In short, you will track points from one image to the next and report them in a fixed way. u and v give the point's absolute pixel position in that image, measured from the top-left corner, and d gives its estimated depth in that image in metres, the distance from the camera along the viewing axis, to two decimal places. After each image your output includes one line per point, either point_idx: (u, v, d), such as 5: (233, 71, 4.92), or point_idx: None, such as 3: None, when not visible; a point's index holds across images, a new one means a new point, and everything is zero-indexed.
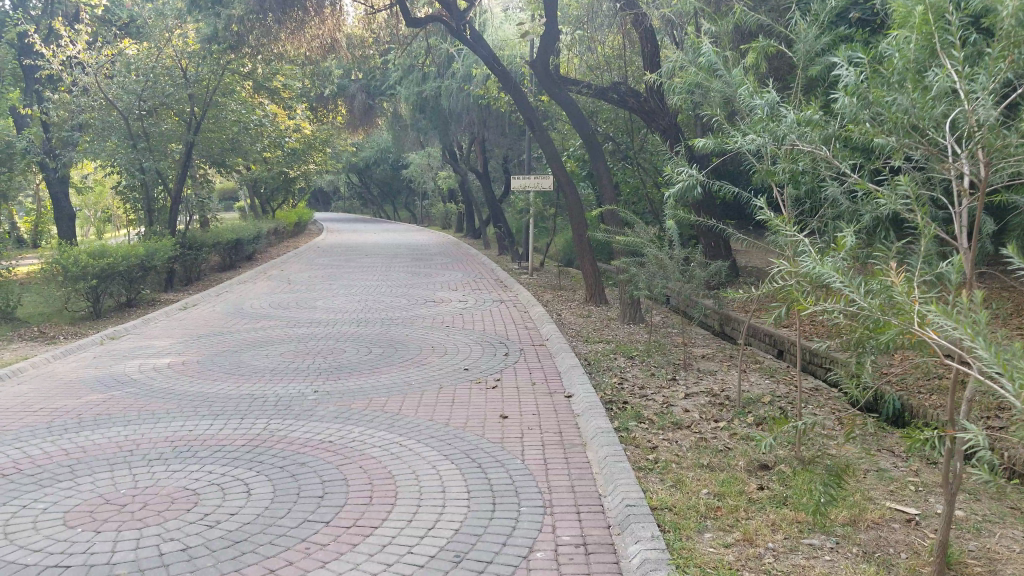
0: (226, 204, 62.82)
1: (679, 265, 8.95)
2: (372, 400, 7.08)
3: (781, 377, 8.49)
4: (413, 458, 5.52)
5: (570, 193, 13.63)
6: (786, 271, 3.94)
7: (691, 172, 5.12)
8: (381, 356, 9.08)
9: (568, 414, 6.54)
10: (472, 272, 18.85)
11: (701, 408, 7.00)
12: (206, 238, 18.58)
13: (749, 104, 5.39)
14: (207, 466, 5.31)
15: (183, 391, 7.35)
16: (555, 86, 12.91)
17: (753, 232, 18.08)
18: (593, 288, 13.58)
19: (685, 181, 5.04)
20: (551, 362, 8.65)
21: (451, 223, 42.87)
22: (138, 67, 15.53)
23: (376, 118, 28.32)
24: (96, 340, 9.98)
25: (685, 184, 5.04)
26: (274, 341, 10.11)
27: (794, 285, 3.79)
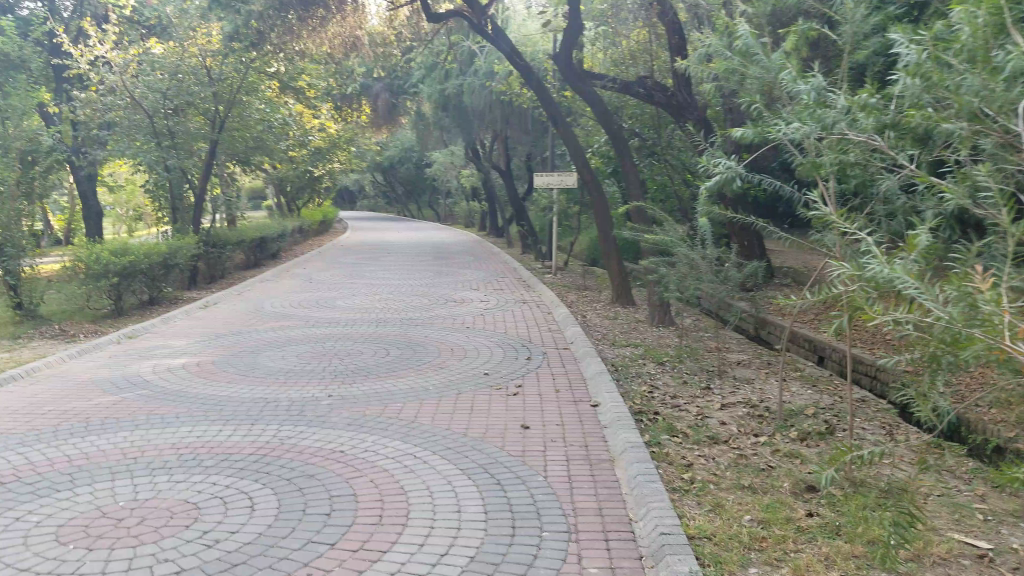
0: (254, 203, 63.16)
1: (712, 265, 8.48)
2: (387, 406, 6.72)
3: (823, 386, 8.03)
4: (427, 472, 5.13)
5: (596, 191, 13.19)
6: (847, 277, 3.54)
7: (729, 166, 4.66)
8: (400, 358, 8.71)
9: (594, 425, 6.13)
10: (495, 272, 18.45)
11: (739, 421, 6.57)
12: (231, 237, 18.34)
13: (792, 90, 4.91)
14: (211, 476, 4.94)
15: (193, 394, 7.01)
16: (579, 80, 12.42)
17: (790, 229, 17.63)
18: (620, 288, 13.14)
19: (721, 175, 4.58)
20: (577, 366, 8.24)
21: (475, 222, 42.60)
22: (161, 65, 15.12)
23: (400, 117, 28.10)
24: (112, 339, 9.70)
25: (722, 179, 4.58)
26: (291, 342, 9.78)
27: (857, 290, 3.38)
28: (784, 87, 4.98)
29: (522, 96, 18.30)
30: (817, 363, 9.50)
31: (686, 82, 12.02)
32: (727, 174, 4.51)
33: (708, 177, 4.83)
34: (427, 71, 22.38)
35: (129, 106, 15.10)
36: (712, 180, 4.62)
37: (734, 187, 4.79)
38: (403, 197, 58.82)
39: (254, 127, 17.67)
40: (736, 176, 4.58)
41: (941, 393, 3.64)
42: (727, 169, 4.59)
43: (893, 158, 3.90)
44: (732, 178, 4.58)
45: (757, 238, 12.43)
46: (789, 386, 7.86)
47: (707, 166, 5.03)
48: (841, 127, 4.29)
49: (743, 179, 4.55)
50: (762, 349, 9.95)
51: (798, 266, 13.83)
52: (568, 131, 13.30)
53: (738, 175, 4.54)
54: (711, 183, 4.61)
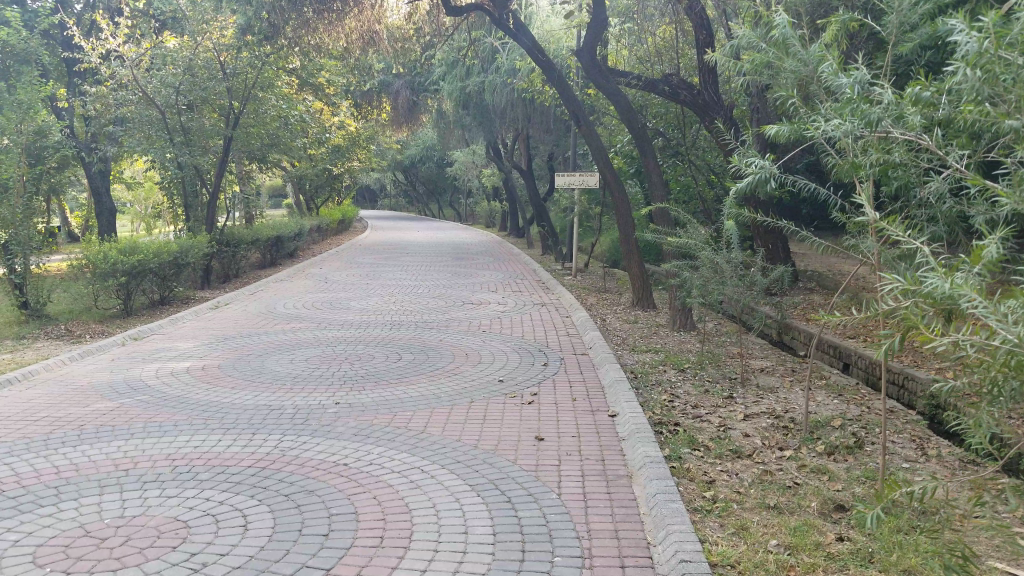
0: (274, 201, 63.42)
1: (737, 268, 8.11)
2: (396, 415, 6.46)
3: (851, 396, 7.61)
4: (433, 488, 4.85)
5: (617, 191, 12.84)
6: (901, 291, 3.19)
7: (760, 166, 4.33)
8: (412, 363, 8.45)
9: (612, 438, 5.82)
10: (514, 273, 18.18)
11: (763, 434, 6.21)
12: (246, 234, 18.22)
13: (832, 84, 4.52)
14: (205, 492, 4.79)
15: (195, 401, 6.90)
16: (603, 77, 12.07)
17: (817, 233, 17.45)
18: (641, 291, 12.80)
19: (752, 176, 4.26)
20: (595, 373, 7.93)
21: (495, 221, 42.28)
22: (174, 60, 15.15)
23: (419, 115, 27.88)
24: (118, 341, 9.63)
25: (751, 181, 4.25)
26: (302, 344, 9.59)
27: (909, 308, 3.05)
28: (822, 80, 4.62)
29: (543, 93, 17.96)
30: (843, 370, 9.16)
31: (711, 80, 11.66)
32: (756, 177, 4.20)
33: (737, 178, 4.51)
34: (447, 68, 22.08)
35: (141, 101, 15.14)
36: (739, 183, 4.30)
37: (765, 190, 4.47)
38: (424, 196, 58.68)
39: (271, 124, 17.53)
40: (768, 177, 4.25)
41: (995, 418, 3.28)
42: (759, 169, 4.27)
43: (942, 157, 3.54)
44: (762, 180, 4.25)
45: (782, 240, 12.05)
46: (815, 396, 7.45)
47: (735, 166, 4.71)
48: (886, 124, 3.93)
49: (776, 181, 4.22)
50: (786, 355, 9.56)
51: (823, 269, 13.43)
52: (590, 131, 12.96)
53: (770, 179, 4.21)
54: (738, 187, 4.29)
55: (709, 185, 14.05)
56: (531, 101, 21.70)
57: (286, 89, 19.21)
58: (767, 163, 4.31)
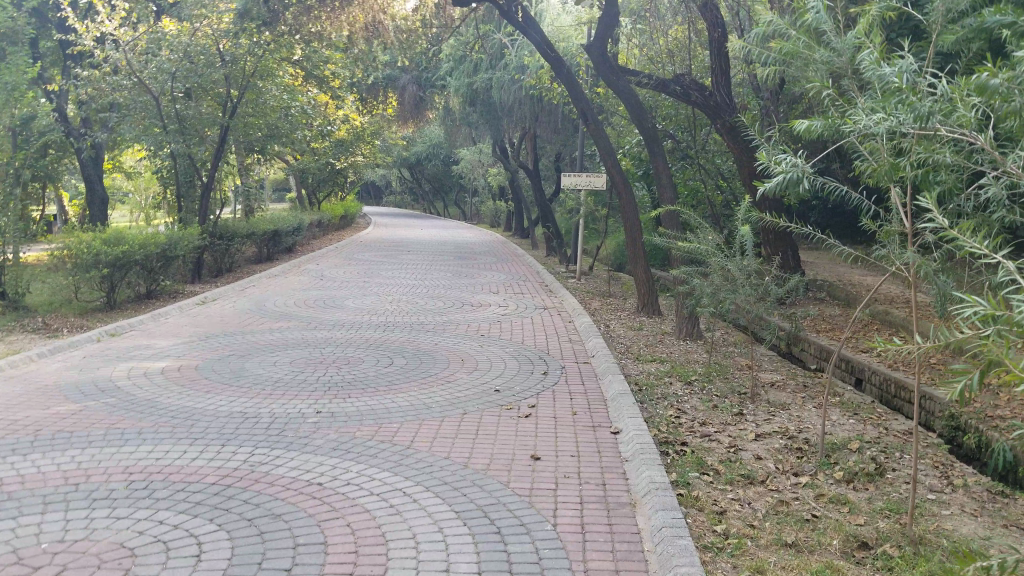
0: (279, 195, 63.12)
1: (750, 275, 7.62)
2: (381, 427, 5.99)
3: (867, 415, 7.10)
4: (414, 515, 4.36)
5: (623, 192, 12.36)
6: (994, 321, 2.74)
7: (791, 163, 3.87)
8: (401, 369, 7.98)
9: (614, 458, 5.34)
10: (516, 274, 17.70)
11: (777, 456, 5.71)
12: (241, 228, 17.79)
13: (873, 75, 4.00)
14: (158, 513, 4.41)
15: (165, 405, 6.64)
16: (614, 74, 11.57)
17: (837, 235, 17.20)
18: (646, 296, 12.31)
19: (781, 176, 3.80)
20: (596, 384, 7.46)
21: (501, 221, 41.77)
22: (168, 44, 14.67)
23: (425, 111, 27.35)
24: (92, 337, 9.22)
25: (780, 182, 3.79)
26: (288, 345, 9.15)
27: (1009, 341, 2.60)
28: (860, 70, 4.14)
29: (551, 91, 17.44)
30: (856, 386, 8.68)
31: (724, 80, 11.16)
32: (784, 179, 3.74)
33: (762, 177, 4.06)
34: (455, 63, 21.59)
35: (135, 88, 14.75)
36: (763, 187, 3.85)
37: (794, 194, 4.00)
38: (430, 194, 58.29)
39: (270, 115, 17.01)
40: (799, 178, 3.79)
41: None
42: (790, 168, 3.80)
43: (1003, 159, 3.05)
44: (792, 183, 3.78)
45: (793, 247, 11.56)
46: (830, 414, 6.94)
47: (761, 160, 4.26)
48: (938, 120, 3.43)
49: (807, 182, 3.76)
50: (796, 369, 9.06)
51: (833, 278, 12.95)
52: (598, 130, 12.49)
53: (802, 182, 3.74)
54: (762, 190, 3.84)
55: (719, 189, 13.55)
56: (539, 99, 21.20)
57: (288, 80, 18.75)
58: (799, 160, 3.85)
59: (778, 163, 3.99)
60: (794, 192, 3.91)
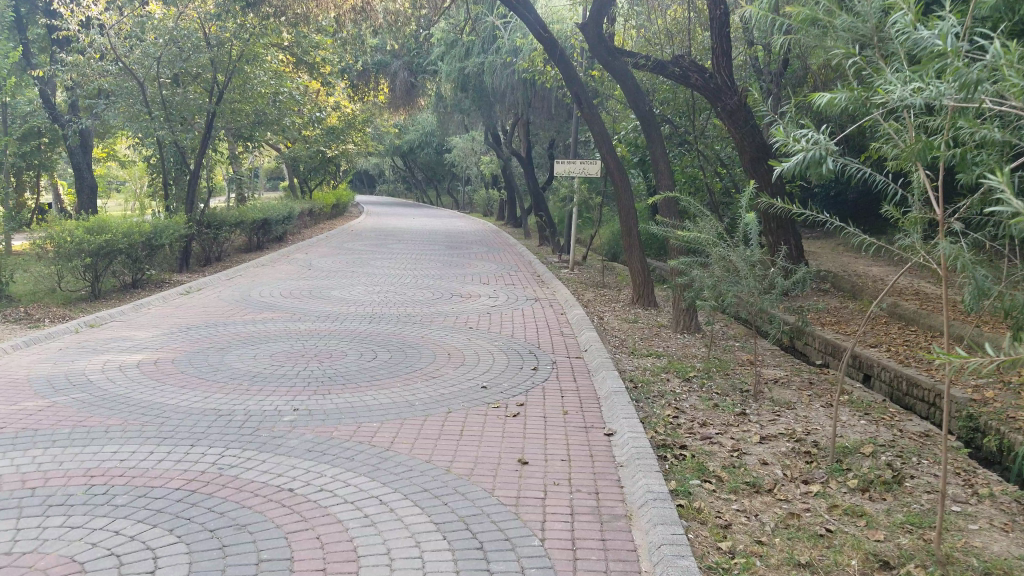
0: (271, 183, 62.57)
1: (754, 266, 7.22)
2: (360, 426, 5.62)
3: (878, 416, 6.77)
4: (390, 528, 3.98)
5: (620, 180, 11.97)
6: None
7: (813, 139, 3.55)
8: (386, 363, 7.61)
9: (608, 463, 4.99)
10: (508, 264, 17.31)
11: (783, 461, 5.38)
12: (228, 216, 17.36)
13: (911, 39, 3.71)
14: (115, 522, 3.99)
15: (136, 400, 6.24)
16: (611, 55, 11.16)
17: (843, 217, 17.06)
18: (642, 287, 11.94)
19: (801, 155, 3.48)
20: (589, 380, 7.10)
21: (494, 210, 41.35)
22: (154, 28, 14.30)
23: (418, 97, 26.78)
24: (71, 328, 8.78)
25: (799, 161, 3.47)
26: (271, 337, 8.75)
27: None
28: (894, 30, 3.86)
29: (545, 76, 17.03)
30: (864, 382, 8.37)
31: (725, 62, 10.68)
32: (804, 158, 3.43)
33: (780, 156, 3.74)
34: (447, 47, 21.09)
35: (120, 73, 14.34)
36: (780, 167, 3.53)
37: (814, 176, 3.68)
38: (422, 184, 57.80)
39: (257, 100, 16.61)
40: (821, 157, 3.47)
41: None
42: (812, 147, 3.48)
43: None
44: (814, 161, 3.47)
45: (796, 238, 11.22)
46: (838, 415, 6.60)
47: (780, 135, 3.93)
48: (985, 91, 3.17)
49: (829, 162, 3.44)
50: (800, 364, 8.73)
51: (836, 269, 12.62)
52: (594, 115, 12.10)
53: (827, 161, 3.43)
54: (779, 170, 3.51)
55: (717, 177, 13.19)
56: (532, 85, 20.83)
57: (276, 64, 18.30)
58: (823, 138, 3.54)
59: (799, 139, 3.67)
60: (814, 173, 3.59)
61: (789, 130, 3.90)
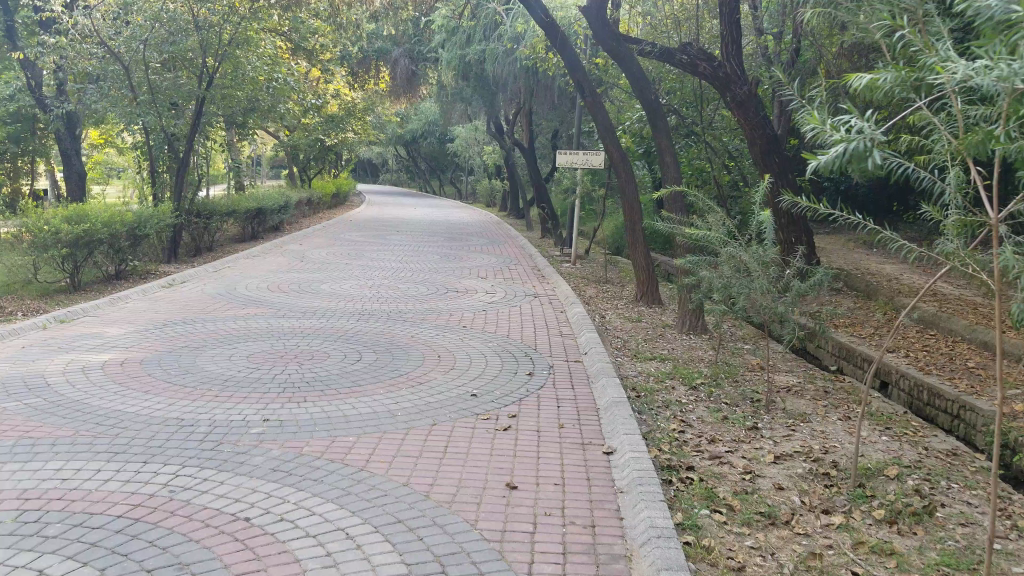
0: (275, 171, 62.27)
1: (767, 266, 6.64)
2: (335, 442, 5.12)
3: (900, 430, 6.24)
4: (355, 571, 3.44)
5: (624, 172, 11.42)
6: None
7: (854, 128, 3.04)
8: (370, 366, 7.11)
9: (607, 489, 4.46)
10: (508, 258, 16.77)
11: (800, 485, 4.86)
12: (220, 205, 16.88)
13: (972, 10, 3.11)
14: (38, 559, 3.48)
15: (93, 408, 5.76)
16: (616, 42, 10.55)
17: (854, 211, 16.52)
18: (646, 283, 11.41)
19: (841, 145, 2.96)
20: (588, 388, 6.59)
21: (496, 201, 40.86)
22: (140, 9, 13.74)
23: (420, 86, 25.96)
24: (37, 324, 8.28)
25: (840, 154, 2.95)
26: (249, 336, 8.26)
27: None
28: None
29: (546, 64, 16.42)
30: (880, 389, 7.84)
31: (734, 51, 10.15)
32: (845, 152, 2.92)
33: (813, 149, 3.25)
34: (449, 35, 20.47)
35: (104, 55, 13.81)
36: (814, 163, 3.02)
37: (854, 172, 3.17)
38: (426, 174, 57.31)
39: (250, 86, 15.84)
40: (865, 148, 2.95)
41: None
42: (853, 137, 2.97)
43: None
44: (858, 156, 2.95)
45: (807, 235, 10.70)
46: (858, 430, 6.05)
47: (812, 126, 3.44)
48: None
49: (875, 154, 2.92)
50: (813, 370, 8.19)
51: (847, 267, 12.07)
52: (597, 104, 11.53)
53: (873, 156, 2.91)
54: (814, 166, 3.00)
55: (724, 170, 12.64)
56: (534, 74, 20.25)
57: (272, 50, 17.77)
58: (866, 127, 3.03)
59: (835, 129, 3.18)
60: (854, 171, 3.07)
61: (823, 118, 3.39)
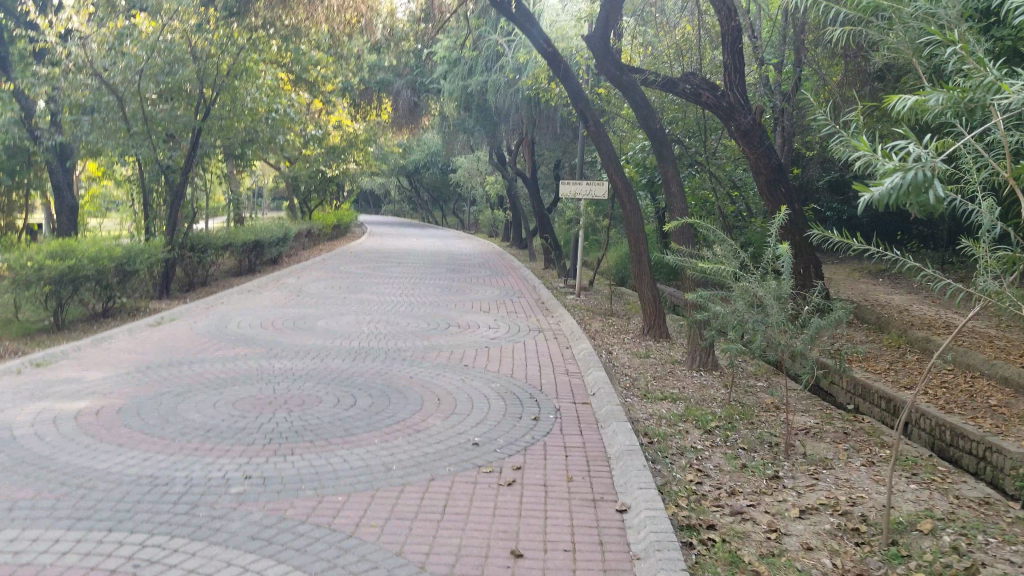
0: (278, 202, 62.44)
1: (783, 300, 6.19)
2: (322, 503, 4.71)
3: (930, 477, 5.81)
4: None
5: (627, 202, 11.09)
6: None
7: (911, 156, 2.75)
8: (363, 412, 6.69)
9: (620, 556, 4.04)
10: (510, 290, 16.40)
11: (829, 545, 4.42)
12: (216, 239, 16.57)
13: None
14: None
15: (62, 465, 5.35)
16: (618, 70, 10.27)
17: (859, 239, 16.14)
18: (651, 317, 11.01)
19: (898, 177, 2.66)
20: (595, 434, 6.17)
21: (498, 231, 40.62)
22: (135, 40, 13.49)
23: (421, 117, 25.78)
24: (13, 369, 7.91)
25: (897, 186, 2.64)
26: (238, 378, 7.86)
27: None
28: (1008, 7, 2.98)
29: (547, 93, 16.19)
30: (899, 429, 7.40)
31: (738, 79, 9.88)
32: (902, 184, 2.62)
33: (864, 180, 2.95)
34: (449, 65, 20.32)
35: (97, 88, 13.58)
36: (867, 196, 2.72)
37: (911, 206, 2.86)
38: (428, 204, 57.21)
39: (249, 118, 15.54)
40: (925, 179, 2.65)
41: None
42: (911, 166, 2.67)
43: None
44: (916, 188, 2.66)
45: (815, 264, 10.29)
46: (886, 478, 5.63)
47: (863, 158, 3.15)
48: None
49: (936, 187, 2.63)
50: (829, 409, 7.77)
51: (858, 297, 11.67)
52: (600, 133, 11.22)
53: (934, 189, 2.61)
54: (866, 199, 2.70)
55: (730, 200, 12.32)
56: (535, 103, 20.06)
57: (271, 82, 17.56)
58: (925, 157, 2.74)
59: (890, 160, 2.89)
60: (911, 206, 2.77)
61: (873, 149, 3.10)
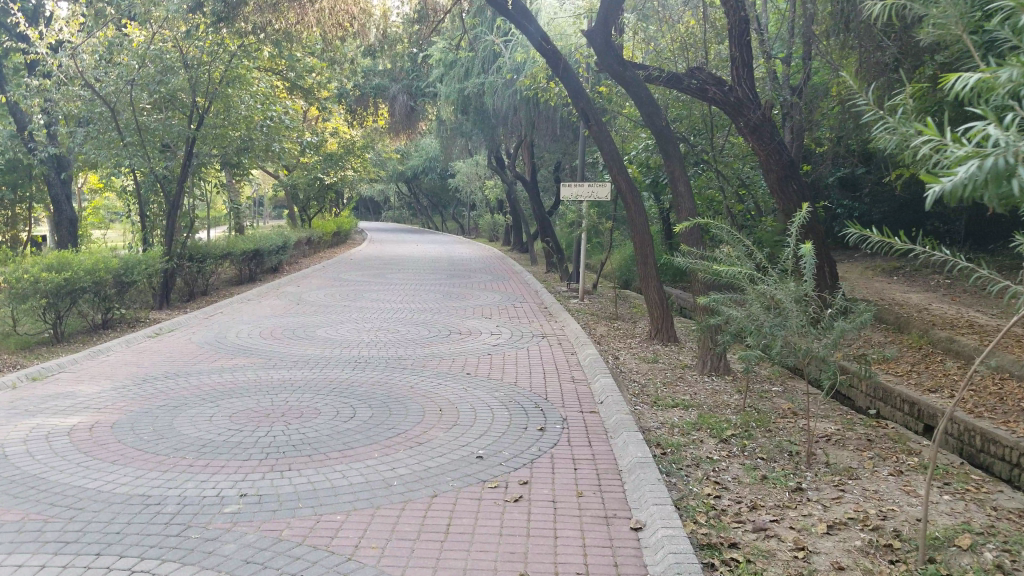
0: (278, 212, 62.48)
1: (802, 301, 5.93)
2: (320, 523, 4.44)
3: (961, 487, 5.52)
4: None
5: (633, 203, 10.83)
6: None
7: (990, 141, 2.54)
8: (364, 424, 6.43)
9: None
10: (513, 295, 16.16)
11: (860, 564, 4.14)
12: (215, 248, 16.36)
13: None
14: None
15: (52, 483, 5.09)
16: (620, 66, 10.02)
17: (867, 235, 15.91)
18: (659, 320, 10.75)
19: (979, 164, 2.46)
20: (606, 445, 5.91)
21: (498, 235, 40.39)
22: (126, 50, 13.39)
23: (418, 122, 25.59)
24: (7, 384, 7.65)
25: (977, 174, 2.44)
26: (236, 391, 7.61)
27: None
28: None
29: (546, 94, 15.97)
30: (925, 434, 7.12)
31: (745, 74, 9.66)
32: (980, 175, 2.42)
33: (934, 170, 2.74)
34: (445, 68, 20.12)
35: (90, 97, 13.39)
36: (939, 187, 2.54)
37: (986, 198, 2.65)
38: (427, 211, 57.18)
39: (245, 125, 15.35)
40: (1008, 167, 2.45)
41: None
42: (994, 152, 2.46)
43: None
44: (996, 177, 2.46)
45: (829, 265, 9.97)
46: (914, 489, 5.35)
47: (931, 144, 2.95)
48: None
49: (1022, 175, 2.42)
50: (850, 414, 7.50)
51: (873, 297, 11.40)
52: (603, 132, 10.97)
53: (1018, 177, 2.40)
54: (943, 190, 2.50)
55: (737, 199, 12.08)
56: (534, 104, 19.85)
57: (266, 88, 17.38)
58: (1005, 143, 2.53)
59: (963, 147, 2.69)
60: (991, 199, 2.57)
61: (940, 134, 2.90)
